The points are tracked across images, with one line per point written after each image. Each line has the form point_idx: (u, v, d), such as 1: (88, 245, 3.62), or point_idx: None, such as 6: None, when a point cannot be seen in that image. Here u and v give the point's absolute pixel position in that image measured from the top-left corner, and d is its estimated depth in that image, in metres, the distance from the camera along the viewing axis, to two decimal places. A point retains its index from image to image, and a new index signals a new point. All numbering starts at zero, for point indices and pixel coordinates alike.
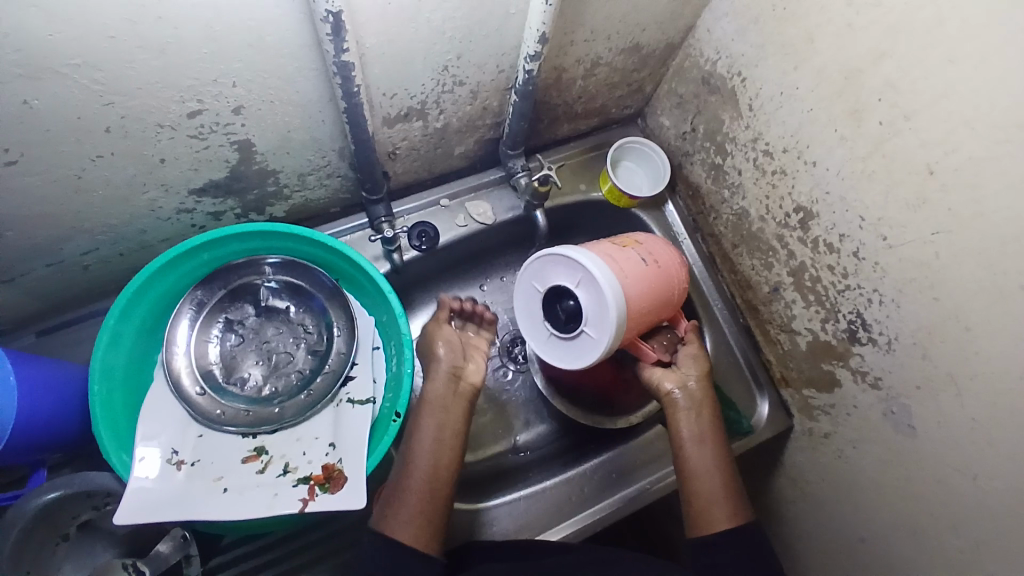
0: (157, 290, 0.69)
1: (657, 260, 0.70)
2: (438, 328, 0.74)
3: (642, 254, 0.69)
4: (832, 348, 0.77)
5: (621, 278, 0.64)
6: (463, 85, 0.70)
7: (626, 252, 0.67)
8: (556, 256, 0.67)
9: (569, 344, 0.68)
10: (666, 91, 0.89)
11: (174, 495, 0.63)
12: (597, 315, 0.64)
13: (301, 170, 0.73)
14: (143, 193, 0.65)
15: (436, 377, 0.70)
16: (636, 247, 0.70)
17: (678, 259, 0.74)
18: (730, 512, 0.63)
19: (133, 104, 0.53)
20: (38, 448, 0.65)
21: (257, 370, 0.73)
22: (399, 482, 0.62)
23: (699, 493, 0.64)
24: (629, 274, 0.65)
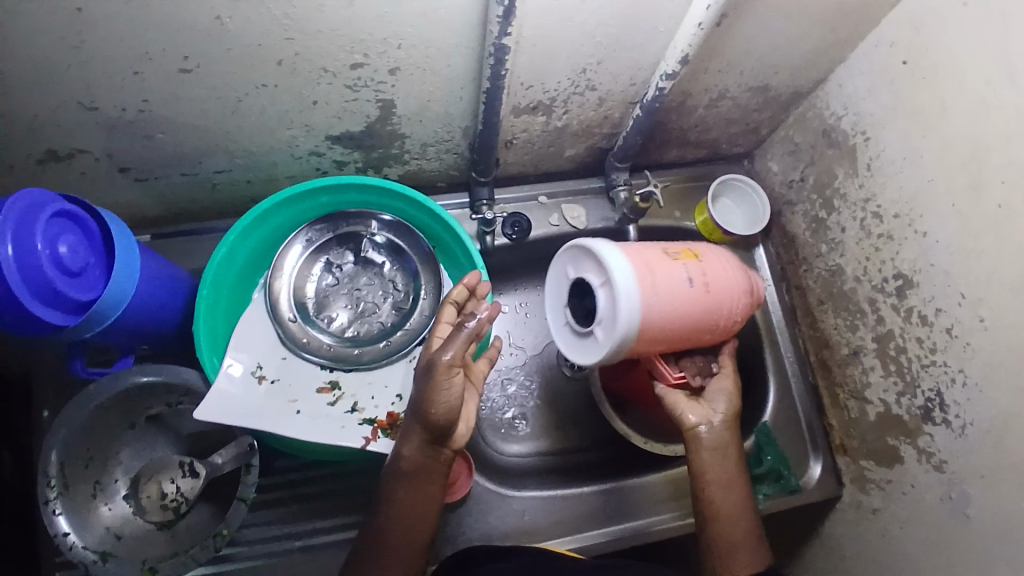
0: (276, 219, 0.75)
1: (708, 284, 0.65)
2: (437, 368, 0.57)
3: (692, 274, 0.64)
4: (902, 423, 0.75)
5: (654, 287, 0.61)
6: (593, 91, 0.73)
7: (674, 268, 0.63)
8: (588, 250, 0.64)
9: (580, 340, 0.67)
10: (782, 137, 0.90)
11: (252, 404, 0.67)
12: (610, 322, 0.61)
13: (426, 140, 0.78)
14: (288, 129, 0.71)
15: (411, 430, 0.61)
16: (691, 262, 0.66)
17: (738, 288, 0.69)
18: (751, 559, 0.64)
19: (310, 44, 0.59)
20: (111, 336, 0.66)
21: (344, 314, 0.78)
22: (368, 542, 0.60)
23: (723, 534, 0.66)
24: (669, 278, 0.62)
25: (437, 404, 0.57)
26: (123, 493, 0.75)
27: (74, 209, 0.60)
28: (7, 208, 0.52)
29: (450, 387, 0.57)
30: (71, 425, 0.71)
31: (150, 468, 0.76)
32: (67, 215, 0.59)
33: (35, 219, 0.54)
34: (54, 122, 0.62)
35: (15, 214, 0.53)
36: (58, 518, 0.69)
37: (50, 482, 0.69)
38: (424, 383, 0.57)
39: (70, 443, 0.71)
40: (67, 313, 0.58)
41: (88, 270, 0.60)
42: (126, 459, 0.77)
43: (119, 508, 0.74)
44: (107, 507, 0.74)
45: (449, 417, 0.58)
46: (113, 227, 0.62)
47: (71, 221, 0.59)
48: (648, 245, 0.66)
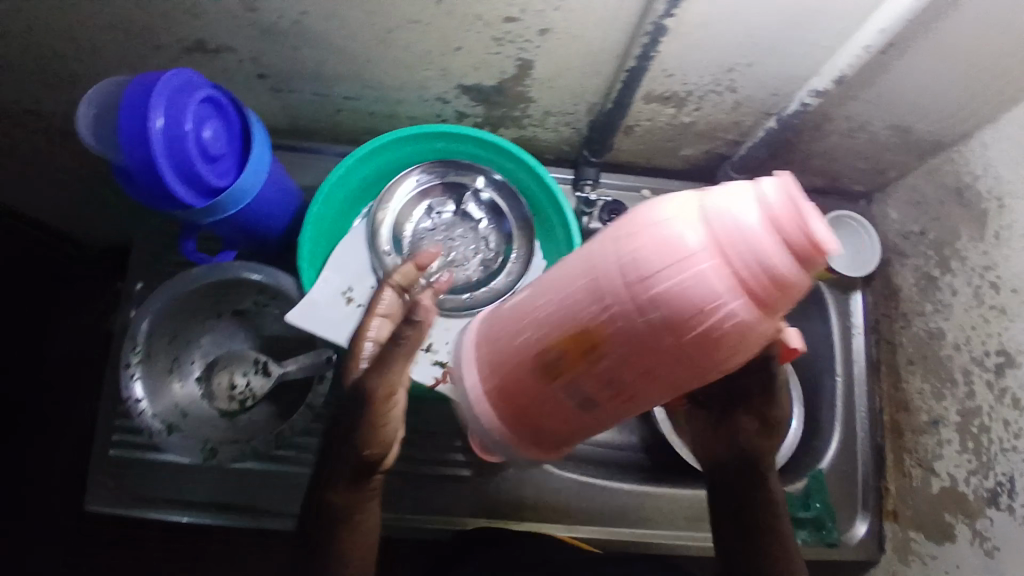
0: (393, 154, 0.78)
1: (628, 366, 0.46)
2: (372, 402, 0.56)
3: (582, 377, 0.48)
4: (964, 501, 0.73)
5: (507, 422, 0.54)
6: (732, 93, 0.72)
7: (545, 394, 0.51)
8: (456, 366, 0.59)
9: None
10: (908, 184, 0.85)
11: (341, 321, 0.72)
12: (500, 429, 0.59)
13: (551, 108, 0.78)
14: (425, 69, 0.73)
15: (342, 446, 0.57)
16: (587, 359, 0.47)
17: (733, 330, 0.43)
18: None
19: None
20: (231, 225, 0.70)
21: (434, 259, 0.80)
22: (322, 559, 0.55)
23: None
24: (539, 399, 0.52)
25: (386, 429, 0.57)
26: (196, 375, 0.80)
27: (221, 98, 0.63)
28: (165, 83, 0.56)
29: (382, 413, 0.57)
30: (166, 300, 0.75)
31: (228, 358, 0.81)
32: (214, 102, 0.62)
33: (188, 98, 0.58)
34: (216, 18, 0.65)
35: (171, 91, 0.57)
36: (136, 383, 0.73)
37: (136, 348, 0.74)
38: (356, 411, 0.57)
39: (161, 316, 0.75)
40: (199, 194, 0.62)
41: (223, 159, 0.63)
42: (205, 344, 0.82)
43: (189, 388, 0.79)
44: (179, 384, 0.78)
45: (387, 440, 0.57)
46: (252, 122, 0.65)
47: (217, 108, 0.62)
48: (521, 341, 0.51)
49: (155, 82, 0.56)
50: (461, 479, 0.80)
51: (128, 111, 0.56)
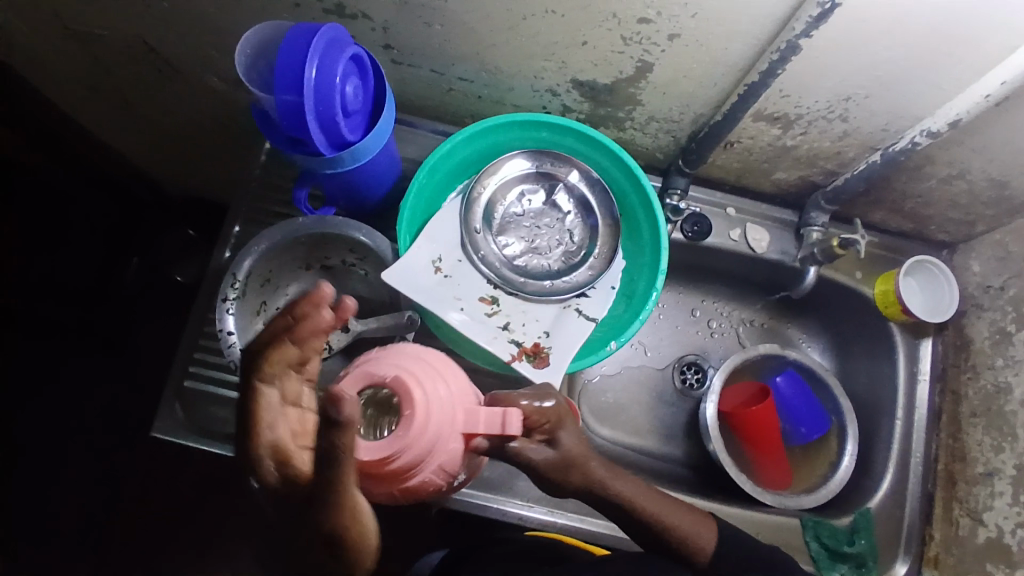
0: (499, 138, 0.81)
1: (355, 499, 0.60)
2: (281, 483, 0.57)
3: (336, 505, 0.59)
4: (1008, 552, 0.74)
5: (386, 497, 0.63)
6: (841, 122, 0.73)
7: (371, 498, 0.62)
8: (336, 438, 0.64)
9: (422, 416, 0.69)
10: (994, 240, 0.85)
11: (428, 288, 0.73)
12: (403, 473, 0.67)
13: (655, 114, 0.81)
14: (545, 60, 0.76)
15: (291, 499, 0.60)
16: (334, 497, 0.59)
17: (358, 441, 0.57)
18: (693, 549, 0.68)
19: None
20: (345, 181, 0.73)
21: (518, 244, 0.82)
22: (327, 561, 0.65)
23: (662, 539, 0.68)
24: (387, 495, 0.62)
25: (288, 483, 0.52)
26: None
27: (363, 59, 0.66)
28: (322, 36, 0.59)
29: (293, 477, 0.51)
30: (268, 245, 0.79)
31: None
32: (357, 62, 0.65)
33: (339, 53, 0.61)
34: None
35: (325, 44, 0.60)
36: (228, 317, 0.77)
37: (234, 285, 0.78)
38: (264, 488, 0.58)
39: (260, 259, 0.79)
40: (330, 144, 0.65)
41: (356, 116, 0.67)
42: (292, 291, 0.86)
43: None
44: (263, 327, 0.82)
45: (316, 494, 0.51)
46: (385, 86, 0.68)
47: (357, 68, 0.66)
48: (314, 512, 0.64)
49: (313, 34, 0.60)
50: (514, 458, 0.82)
51: (286, 58, 0.60)
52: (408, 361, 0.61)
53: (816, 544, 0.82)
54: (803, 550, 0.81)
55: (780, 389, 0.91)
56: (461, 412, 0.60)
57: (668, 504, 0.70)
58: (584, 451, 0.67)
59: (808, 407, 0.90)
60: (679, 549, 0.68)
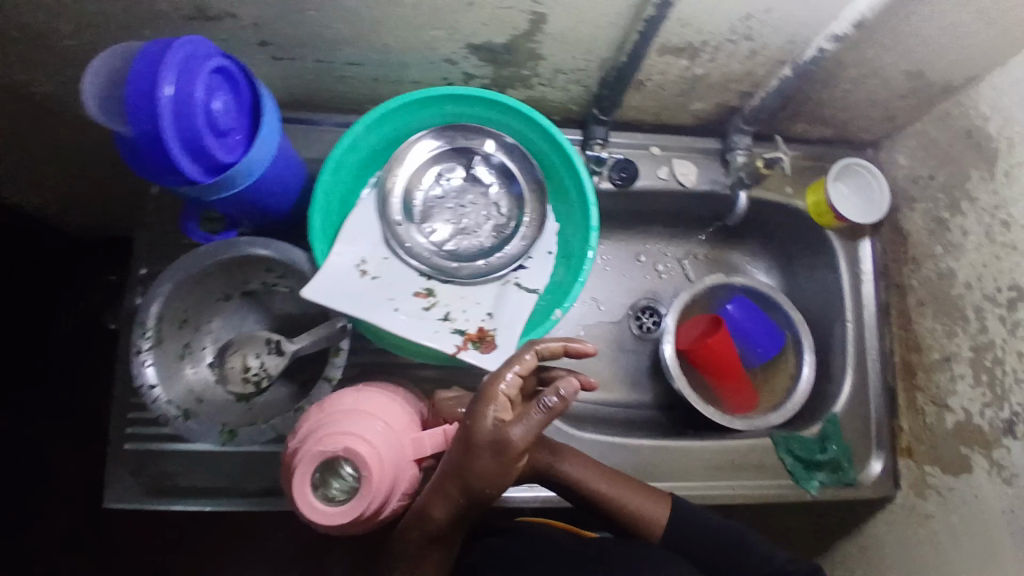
0: (403, 120, 0.75)
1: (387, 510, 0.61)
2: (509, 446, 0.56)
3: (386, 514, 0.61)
4: (981, 434, 0.74)
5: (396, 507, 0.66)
6: (748, 41, 0.70)
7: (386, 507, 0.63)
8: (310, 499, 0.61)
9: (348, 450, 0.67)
10: (916, 131, 0.85)
11: (355, 293, 0.68)
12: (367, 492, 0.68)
13: (560, 66, 0.76)
14: (433, 28, 0.70)
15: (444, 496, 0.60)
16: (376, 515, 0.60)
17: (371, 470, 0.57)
18: (650, 522, 0.72)
19: None
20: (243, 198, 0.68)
21: (446, 227, 0.78)
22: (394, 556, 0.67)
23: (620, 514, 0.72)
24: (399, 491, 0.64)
25: (469, 470, 0.57)
26: (208, 360, 0.78)
27: (234, 71, 0.60)
28: (175, 50, 0.54)
29: (482, 459, 0.57)
30: (175, 283, 0.73)
31: (238, 340, 0.78)
32: (225, 74, 0.60)
33: (198, 67, 0.56)
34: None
35: (181, 60, 0.55)
36: (147, 369, 0.71)
37: (146, 333, 0.72)
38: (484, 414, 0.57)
39: (169, 299, 0.73)
40: (206, 170, 0.59)
41: (233, 135, 0.61)
42: (215, 327, 0.80)
43: (202, 373, 0.77)
44: (191, 369, 0.77)
45: (504, 474, 0.57)
46: (263, 96, 0.63)
47: (228, 81, 0.60)
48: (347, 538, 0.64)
49: (167, 51, 0.54)
50: None
51: (137, 82, 0.54)
52: (359, 425, 0.59)
53: (790, 459, 0.83)
54: (779, 467, 0.83)
55: (732, 315, 0.93)
56: (395, 426, 0.62)
57: (617, 482, 0.74)
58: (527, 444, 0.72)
59: (762, 326, 0.92)
60: (634, 521, 0.72)
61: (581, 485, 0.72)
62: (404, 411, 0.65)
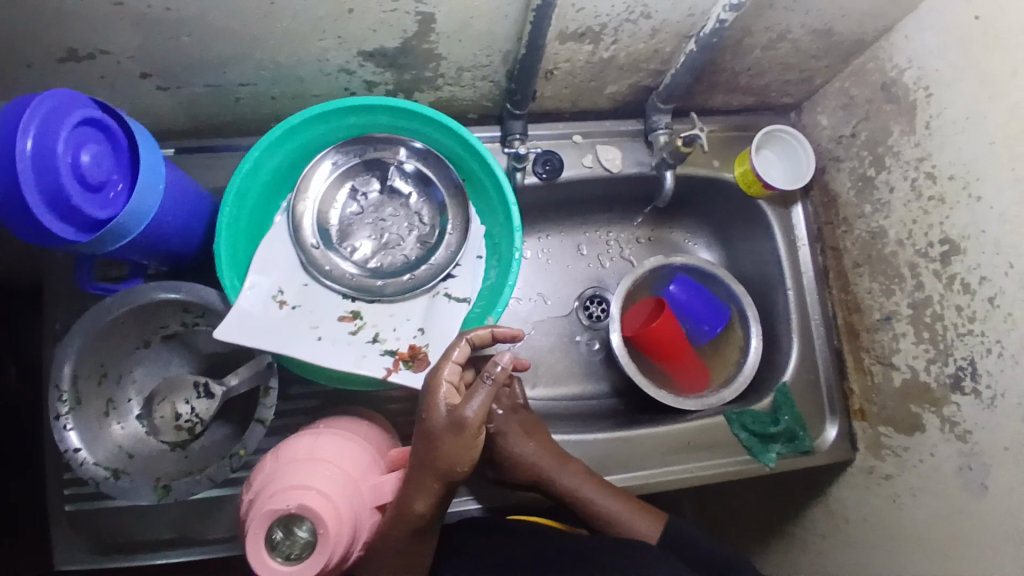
0: (303, 137, 0.70)
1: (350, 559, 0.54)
2: (469, 424, 0.55)
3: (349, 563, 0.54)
4: (928, 391, 0.74)
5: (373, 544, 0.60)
6: (648, 19, 0.68)
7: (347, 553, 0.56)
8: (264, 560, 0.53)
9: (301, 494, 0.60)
10: (836, 89, 0.84)
11: (274, 327, 0.64)
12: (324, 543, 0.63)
13: (462, 63, 0.73)
14: (319, 39, 0.66)
15: (422, 484, 0.56)
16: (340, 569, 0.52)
17: (336, 519, 0.49)
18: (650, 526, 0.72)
19: None
20: (127, 254, 0.64)
21: (367, 244, 0.74)
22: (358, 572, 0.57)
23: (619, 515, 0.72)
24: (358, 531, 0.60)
25: (435, 460, 0.55)
26: (136, 413, 0.74)
27: (106, 120, 0.58)
28: (33, 103, 0.51)
29: (446, 444, 0.55)
30: (85, 339, 0.69)
31: (165, 388, 0.75)
32: (96, 124, 0.57)
33: (61, 119, 0.53)
34: (83, 17, 0.58)
35: (42, 113, 0.52)
36: (70, 433, 0.68)
37: (62, 396, 0.67)
38: (438, 410, 0.55)
39: (83, 356, 0.69)
40: (80, 229, 0.55)
41: (109, 187, 0.58)
42: (140, 377, 0.76)
43: (131, 428, 0.73)
44: (119, 425, 0.73)
45: (469, 458, 0.56)
46: (143, 143, 0.60)
47: (99, 131, 0.57)
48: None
49: (25, 105, 0.51)
50: None
51: None
52: (316, 475, 0.51)
53: (744, 434, 0.83)
54: (734, 442, 0.83)
55: (675, 296, 0.91)
56: (352, 473, 0.55)
57: (610, 492, 0.74)
58: (534, 455, 0.74)
59: (704, 303, 0.91)
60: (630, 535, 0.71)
61: (573, 494, 0.73)
62: (364, 451, 0.59)
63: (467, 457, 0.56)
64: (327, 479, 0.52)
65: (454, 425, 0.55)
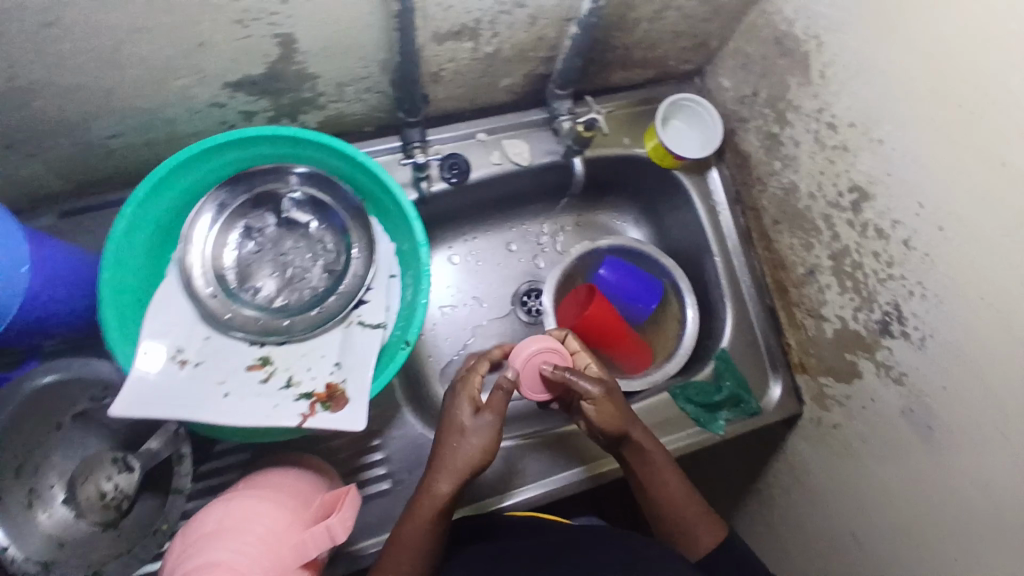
0: (182, 184, 0.65)
1: None
2: (493, 423, 0.66)
3: None
4: (861, 339, 0.74)
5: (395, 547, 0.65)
6: (523, 8, 0.65)
7: None
8: None
9: None
10: (732, 49, 0.82)
11: (176, 392, 0.61)
12: None
13: (340, 79, 0.69)
14: (176, 78, 0.61)
15: (449, 471, 0.65)
16: None
17: None
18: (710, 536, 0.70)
19: None
20: (25, 334, 0.62)
21: (270, 282, 0.70)
22: (385, 558, 0.63)
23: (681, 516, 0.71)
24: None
25: (457, 459, 0.65)
26: (61, 498, 0.68)
27: None
28: None
29: (471, 441, 0.65)
30: None
31: (84, 469, 0.70)
32: None
33: None
34: None
35: None
36: None
37: None
38: (458, 415, 0.67)
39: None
40: None
41: None
42: (58, 462, 0.70)
43: (59, 515, 0.68)
44: (45, 514, 0.67)
45: (487, 455, 0.65)
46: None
47: None
48: None
49: None
50: (384, 493, 0.73)
51: None
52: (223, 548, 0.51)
53: (690, 407, 0.82)
54: (683, 417, 0.82)
55: (607, 280, 0.90)
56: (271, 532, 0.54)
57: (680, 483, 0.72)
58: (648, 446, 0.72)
59: (637, 281, 0.90)
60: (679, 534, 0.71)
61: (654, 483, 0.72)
62: (281, 512, 0.56)
63: (484, 450, 0.66)
64: (236, 551, 0.51)
65: (478, 424, 0.66)
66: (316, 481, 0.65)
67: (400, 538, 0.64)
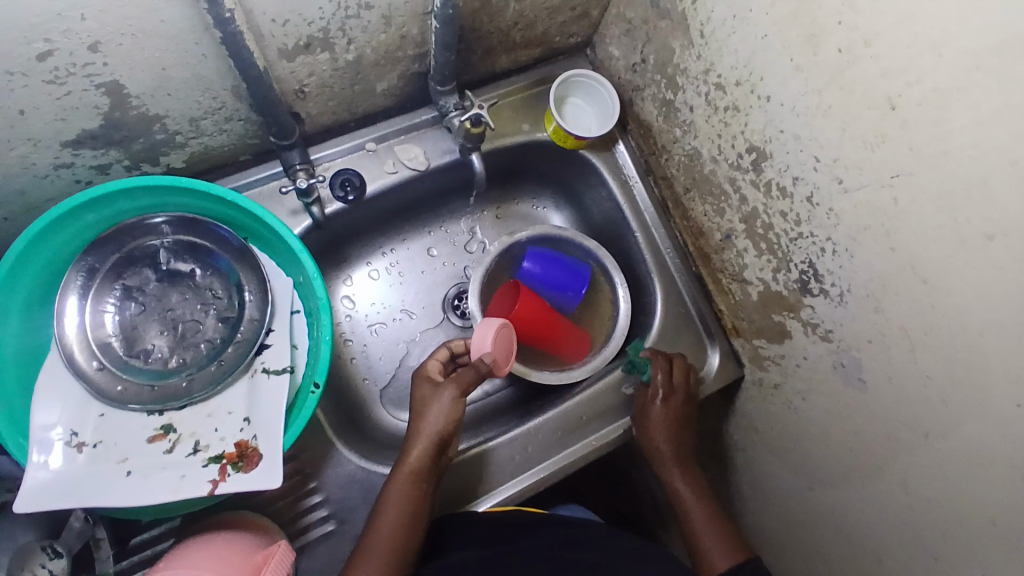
0: (46, 257, 0.62)
1: None
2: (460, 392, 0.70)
3: None
4: (784, 299, 0.72)
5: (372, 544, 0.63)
6: (371, 8, 0.61)
7: None
8: None
9: None
10: (614, 15, 0.78)
11: (77, 482, 0.58)
12: None
13: (192, 114, 0.64)
14: (8, 149, 0.56)
15: (418, 437, 0.67)
16: None
17: None
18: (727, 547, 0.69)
19: None
20: None
21: (161, 341, 0.66)
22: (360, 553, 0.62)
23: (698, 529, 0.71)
24: None
25: (423, 428, 0.68)
26: None
27: None
28: None
29: (436, 409, 0.69)
30: None
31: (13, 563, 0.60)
32: None
33: None
34: None
35: None
36: None
37: None
38: (426, 390, 0.70)
39: None
40: None
41: None
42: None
43: None
44: None
45: (452, 419, 0.68)
46: None
47: None
48: None
49: None
50: (329, 534, 0.71)
51: None
52: None
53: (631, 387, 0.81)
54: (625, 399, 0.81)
55: (532, 273, 0.87)
56: None
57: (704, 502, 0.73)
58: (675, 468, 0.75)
59: (562, 269, 0.87)
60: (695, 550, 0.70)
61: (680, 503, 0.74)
62: None
63: (449, 416, 0.68)
64: None
65: (443, 393, 0.69)
66: (247, 540, 0.64)
67: (377, 516, 0.64)
